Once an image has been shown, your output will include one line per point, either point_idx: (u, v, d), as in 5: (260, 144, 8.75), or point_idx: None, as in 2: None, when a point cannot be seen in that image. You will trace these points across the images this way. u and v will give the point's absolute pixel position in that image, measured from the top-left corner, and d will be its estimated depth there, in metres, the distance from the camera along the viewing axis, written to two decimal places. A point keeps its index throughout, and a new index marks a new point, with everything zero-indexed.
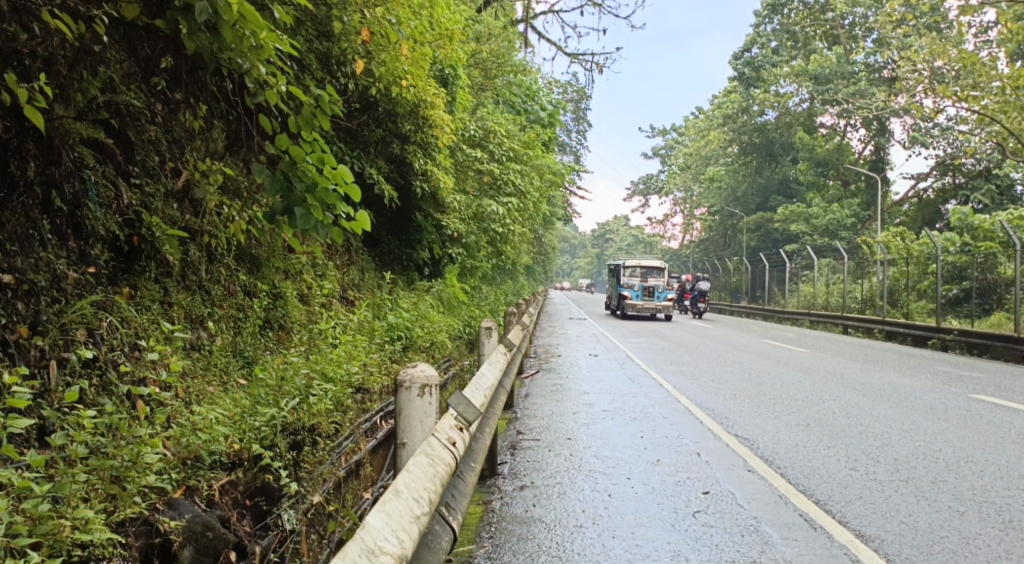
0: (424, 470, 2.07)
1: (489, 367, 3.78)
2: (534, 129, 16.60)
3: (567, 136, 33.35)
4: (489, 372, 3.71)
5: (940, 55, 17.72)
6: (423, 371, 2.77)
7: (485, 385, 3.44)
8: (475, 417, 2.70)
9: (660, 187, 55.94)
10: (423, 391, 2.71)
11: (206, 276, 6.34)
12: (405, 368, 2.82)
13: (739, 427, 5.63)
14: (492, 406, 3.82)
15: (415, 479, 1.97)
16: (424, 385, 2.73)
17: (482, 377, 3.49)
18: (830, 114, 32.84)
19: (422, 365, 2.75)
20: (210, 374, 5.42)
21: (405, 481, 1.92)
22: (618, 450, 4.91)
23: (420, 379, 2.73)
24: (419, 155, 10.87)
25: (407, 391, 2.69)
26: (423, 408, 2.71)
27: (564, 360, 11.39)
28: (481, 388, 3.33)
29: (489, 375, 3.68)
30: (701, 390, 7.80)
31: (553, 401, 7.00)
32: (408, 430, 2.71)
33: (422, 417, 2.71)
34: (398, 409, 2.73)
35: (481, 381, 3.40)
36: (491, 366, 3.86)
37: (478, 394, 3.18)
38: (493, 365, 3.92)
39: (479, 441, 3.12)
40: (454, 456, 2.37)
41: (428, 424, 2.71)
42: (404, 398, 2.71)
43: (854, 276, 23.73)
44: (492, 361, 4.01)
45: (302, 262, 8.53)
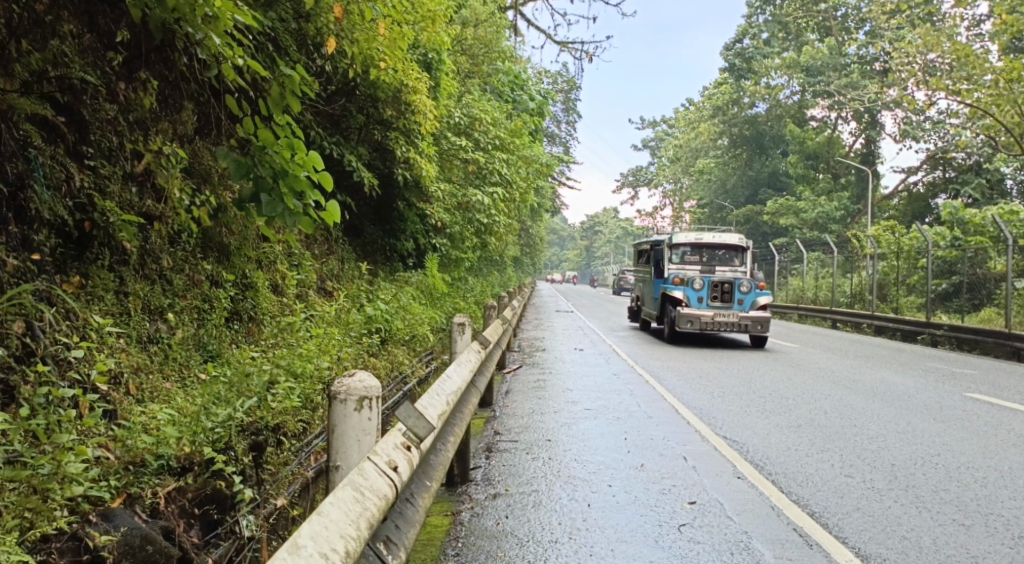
0: (346, 506, 1.75)
1: (455, 369, 3.45)
2: (522, 118, 16.21)
3: (556, 127, 32.98)
4: (455, 374, 3.38)
5: (934, 47, 17.43)
6: (363, 381, 2.40)
7: (449, 390, 3.08)
8: (426, 432, 2.40)
9: (649, 179, 55.53)
10: (359, 405, 2.36)
11: (167, 264, 5.97)
12: (342, 376, 2.45)
13: (728, 429, 5.37)
14: (460, 410, 3.50)
15: (333, 523, 1.64)
16: (361, 396, 2.37)
17: (447, 380, 3.16)
18: (822, 106, 32.66)
19: (361, 374, 2.38)
20: (167, 371, 5.07)
21: (320, 526, 1.59)
22: (599, 453, 4.63)
23: (358, 390, 2.36)
24: (401, 141, 10.49)
25: (340, 404, 2.35)
26: (360, 424, 2.36)
27: (549, 354, 11.12)
28: (444, 392, 3.00)
29: (456, 378, 3.35)
30: (688, 387, 7.54)
31: (534, 398, 6.71)
32: (343, 449, 2.36)
33: (360, 433, 2.37)
34: (332, 423, 2.36)
35: (444, 386, 3.06)
36: (459, 367, 3.54)
37: (438, 400, 2.85)
38: (460, 365, 3.60)
39: (438, 453, 2.80)
40: (393, 484, 2.05)
41: (368, 442, 2.37)
42: (337, 413, 2.36)
43: (843, 270, 23.57)
44: (460, 362, 3.68)
45: (275, 251, 8.17)
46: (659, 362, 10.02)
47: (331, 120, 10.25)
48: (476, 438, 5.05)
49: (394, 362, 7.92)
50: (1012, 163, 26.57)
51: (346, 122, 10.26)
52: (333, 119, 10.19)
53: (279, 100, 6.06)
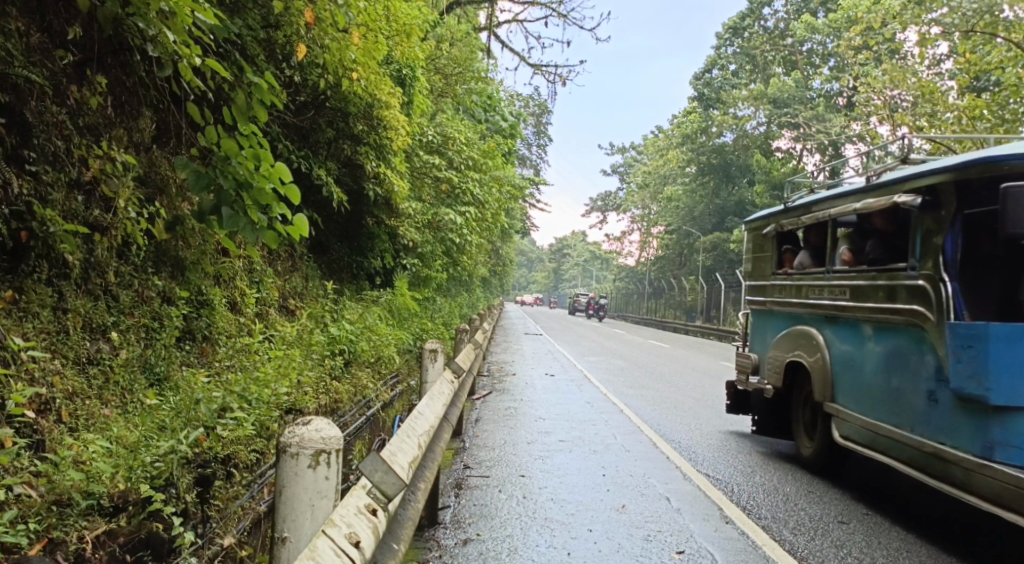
0: None
1: (427, 403, 3.14)
2: (495, 138, 16.03)
3: (527, 150, 32.96)
4: (427, 409, 3.06)
5: (900, 83, 17.78)
6: (320, 430, 2.06)
7: (421, 428, 2.77)
8: (395, 490, 2.13)
9: (618, 204, 55.88)
10: (314, 461, 2.02)
11: (113, 279, 5.53)
12: (293, 422, 2.09)
13: (710, 465, 5.13)
14: (433, 447, 3.18)
15: None
16: (318, 450, 2.03)
17: (419, 417, 2.85)
18: (787, 138, 33.30)
19: (318, 422, 2.04)
20: (107, 397, 4.62)
21: None
22: (577, 491, 4.34)
23: (317, 441, 2.03)
24: (371, 157, 10.22)
25: (291, 459, 2.01)
26: (316, 482, 2.02)
27: (519, 379, 10.84)
28: (417, 432, 2.70)
29: (429, 413, 3.04)
30: (664, 417, 7.32)
31: (506, 427, 6.40)
32: (293, 512, 2.02)
33: (316, 495, 2.02)
34: (281, 484, 2.01)
35: (416, 423, 2.75)
36: (431, 400, 3.23)
37: (410, 443, 2.54)
38: (433, 398, 3.28)
39: (408, 505, 2.48)
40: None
41: (324, 506, 2.04)
42: (286, 469, 2.01)
43: None
44: (433, 394, 3.37)
45: (235, 266, 7.74)
46: (632, 389, 9.77)
47: (299, 133, 9.91)
48: (444, 472, 4.70)
49: (359, 386, 7.52)
50: None
51: (315, 136, 9.94)
52: (302, 133, 9.85)
53: (245, 108, 5.75)
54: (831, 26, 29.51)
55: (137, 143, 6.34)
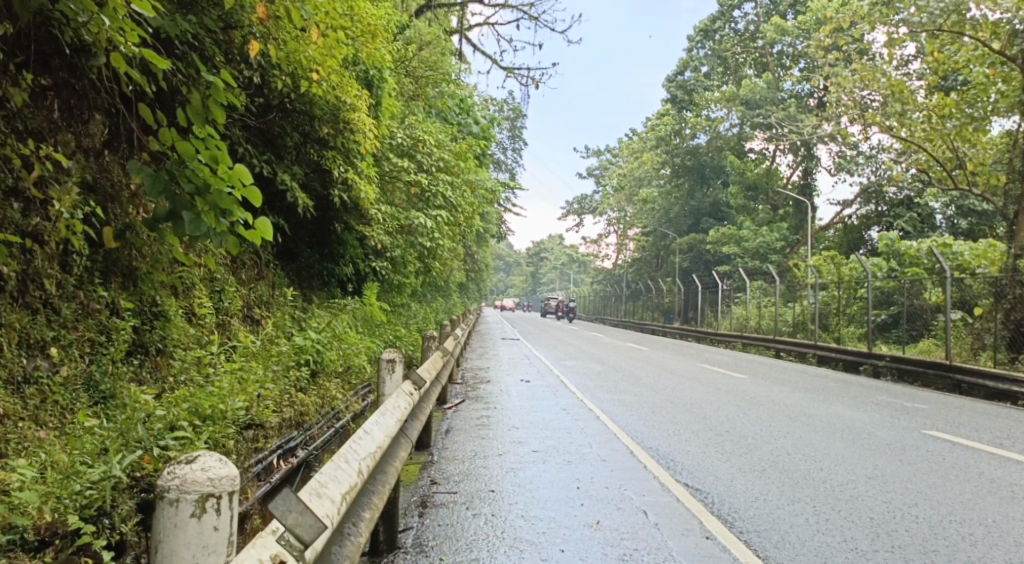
0: None
1: (377, 422, 2.85)
2: (467, 142, 15.75)
3: (502, 154, 32.76)
4: (376, 428, 2.79)
5: (871, 81, 17.81)
6: (208, 470, 1.74)
7: (363, 452, 2.49)
8: (315, 534, 1.81)
9: (594, 208, 55.91)
10: (198, 509, 1.70)
11: (55, 291, 5.18)
12: (177, 462, 1.78)
13: (689, 475, 4.93)
14: (386, 469, 2.90)
15: None
16: (205, 495, 1.71)
17: (362, 439, 2.57)
18: (760, 139, 33.49)
19: (204, 461, 1.72)
20: (45, 418, 4.32)
21: None
22: (549, 506, 4.10)
23: (203, 483, 1.71)
24: (338, 161, 9.91)
25: (169, 508, 1.68)
26: (201, 533, 1.70)
27: (494, 386, 10.63)
28: (356, 456, 2.42)
29: (377, 433, 2.76)
30: (642, 423, 7.12)
31: (477, 438, 6.16)
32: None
33: (201, 551, 1.69)
34: (158, 540, 1.69)
35: (356, 446, 2.47)
36: (382, 418, 2.95)
37: (344, 471, 2.25)
38: (385, 414, 3.01)
39: (345, 542, 2.16)
40: None
41: (212, 562, 1.71)
42: (163, 519, 1.70)
43: (785, 299, 23.89)
44: (385, 410, 3.09)
45: (194, 275, 7.39)
46: (608, 394, 9.59)
47: (263, 138, 9.60)
48: (407, 489, 4.43)
49: (326, 397, 7.22)
50: (941, 196, 27.63)
51: (280, 140, 9.63)
52: (265, 136, 9.52)
53: (198, 109, 5.47)
54: (802, 27, 29.72)
55: (86, 148, 6.08)
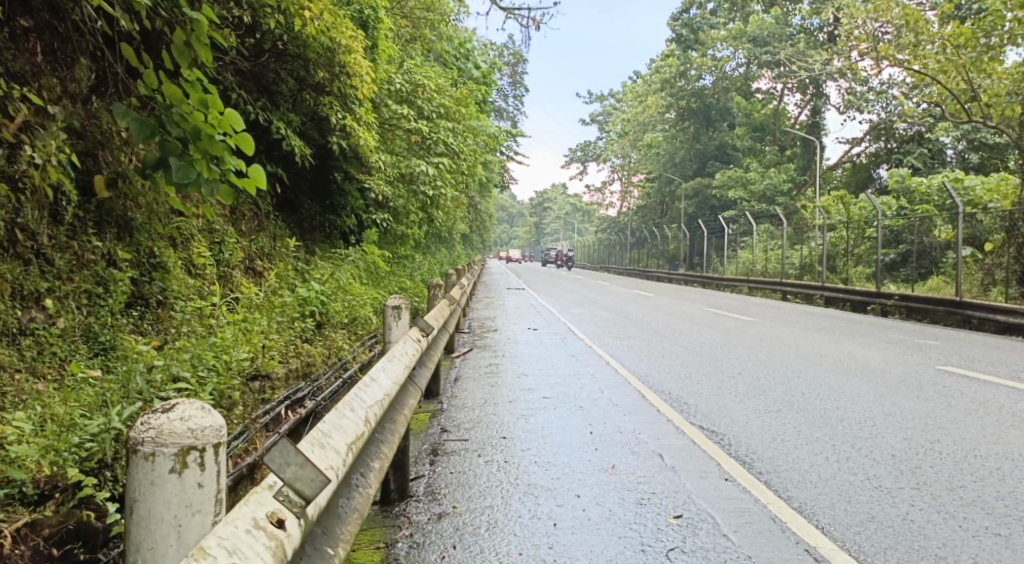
0: None
1: (384, 369, 2.71)
2: (467, 86, 15.31)
3: (504, 101, 32.06)
4: (383, 375, 2.64)
5: (883, 13, 17.13)
6: (188, 421, 1.50)
7: (370, 400, 2.35)
8: (319, 489, 1.67)
9: (598, 154, 55.09)
10: (178, 465, 1.46)
11: (45, 241, 4.98)
12: (151, 409, 1.53)
13: (703, 418, 4.84)
14: (395, 416, 2.77)
15: None
16: (186, 448, 1.47)
17: (369, 386, 2.43)
18: (767, 78, 32.67)
19: (186, 410, 1.48)
20: (44, 370, 4.18)
21: None
22: (562, 451, 4.01)
23: (183, 435, 1.46)
24: (336, 107, 9.59)
25: (145, 464, 1.45)
26: (183, 492, 1.47)
27: (501, 334, 10.53)
28: (363, 404, 2.28)
29: (384, 380, 2.62)
30: (653, 368, 7.02)
31: (486, 385, 6.07)
32: (153, 533, 1.48)
33: (183, 511, 1.47)
34: (132, 500, 1.46)
35: (362, 393, 2.33)
36: (389, 364, 2.81)
37: (350, 420, 2.10)
38: (391, 361, 2.86)
39: (353, 494, 2.04)
40: None
41: (198, 522, 1.49)
42: (138, 475, 1.46)
43: (792, 241, 23.65)
44: (392, 357, 2.95)
45: (192, 227, 7.21)
46: (617, 340, 9.49)
47: (257, 83, 9.26)
48: (417, 438, 4.33)
49: (332, 348, 7.12)
50: (952, 132, 27.05)
51: (276, 86, 9.30)
52: (257, 79, 9.17)
53: (184, 50, 5.19)
54: None
55: (75, 93, 5.87)
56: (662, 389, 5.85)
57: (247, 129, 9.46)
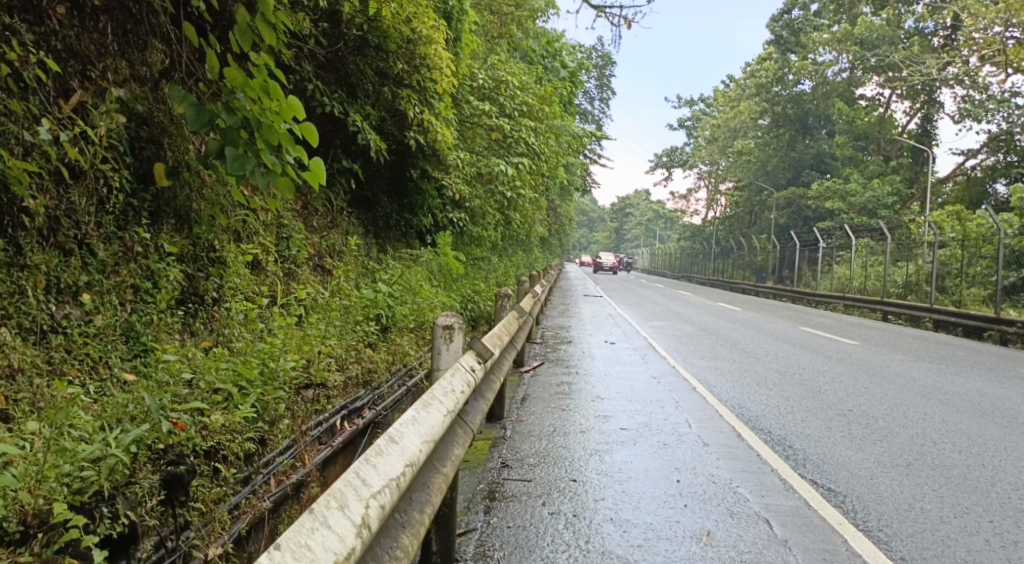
0: None
1: (410, 422, 2.16)
2: (553, 85, 14.69)
3: (589, 104, 31.31)
4: (410, 434, 2.10)
5: (1017, 12, 15.30)
6: None
7: (377, 484, 1.80)
8: None
9: (684, 161, 53.21)
10: None
11: (91, 230, 4.65)
12: None
13: (818, 470, 4.03)
14: (430, 478, 2.23)
15: None
16: None
17: (384, 458, 1.89)
18: (874, 84, 30.48)
19: None
20: (71, 372, 3.84)
21: None
22: (645, 506, 3.32)
23: None
24: (413, 101, 9.10)
25: None
26: None
27: (576, 348, 9.86)
28: (362, 495, 1.72)
29: (411, 443, 2.07)
30: (750, 398, 6.17)
31: (557, 410, 5.41)
32: None
33: None
34: None
35: (366, 474, 1.78)
36: (422, 414, 2.26)
37: (325, 533, 1.53)
38: (428, 407, 2.33)
39: None
40: None
41: None
42: None
43: (896, 258, 21.83)
44: (430, 401, 2.40)
45: (254, 221, 6.84)
46: (704, 361, 8.64)
47: (336, 74, 8.83)
48: (473, 473, 3.75)
49: (397, 353, 6.66)
50: None
51: (356, 79, 8.94)
52: (334, 69, 8.78)
53: (247, 30, 4.77)
54: None
55: (144, 77, 5.57)
56: (763, 428, 5.02)
57: (324, 122, 9.13)
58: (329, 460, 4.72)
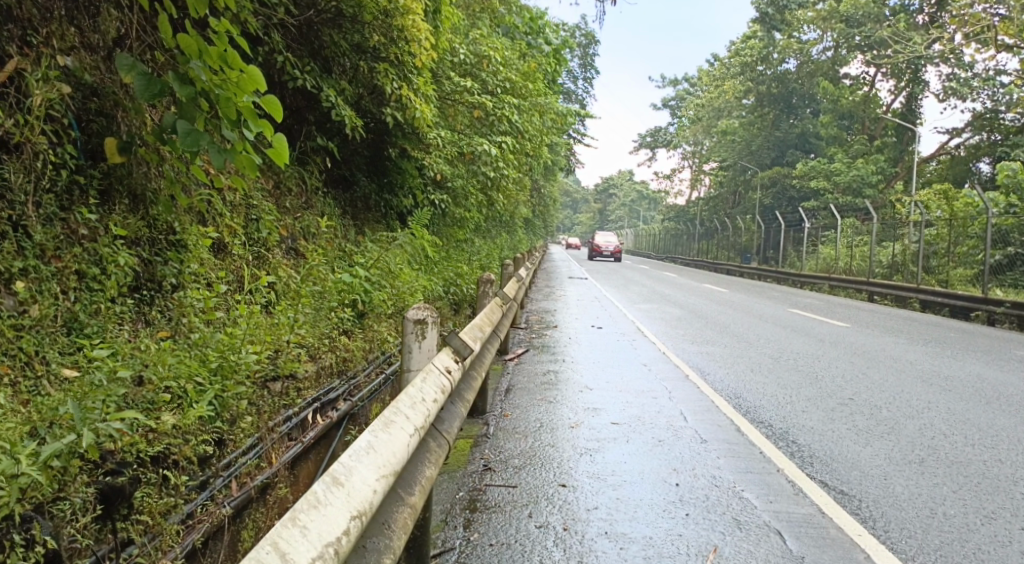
0: None
1: (360, 455, 1.82)
2: (537, 60, 14.22)
3: (573, 84, 30.82)
4: (359, 471, 1.77)
5: None
6: None
7: (309, 553, 1.44)
8: None
9: (669, 140, 52.84)
10: None
11: (31, 209, 4.22)
12: None
13: (826, 469, 3.72)
14: (390, 518, 1.89)
15: None
16: None
17: (319, 514, 1.53)
18: (859, 62, 30.17)
19: None
20: (1, 371, 3.42)
21: None
22: (644, 516, 2.99)
23: None
24: (391, 76, 8.61)
25: None
26: None
27: (563, 333, 9.51)
28: None
29: (361, 483, 1.74)
30: (746, 387, 5.86)
31: (544, 402, 5.06)
32: None
33: None
34: None
35: (294, 541, 1.42)
36: (375, 444, 1.90)
37: None
38: (382, 432, 1.98)
39: None
40: None
41: None
42: None
43: (881, 238, 21.68)
44: (390, 422, 2.06)
45: (219, 201, 6.36)
46: (695, 346, 8.35)
47: (309, 47, 8.39)
48: (452, 478, 3.41)
49: (375, 340, 6.30)
50: None
51: (330, 51, 8.45)
52: (306, 41, 8.34)
53: None
54: None
55: (94, 45, 5.05)
56: (764, 420, 4.71)
57: (297, 97, 8.64)
58: (299, 458, 4.36)
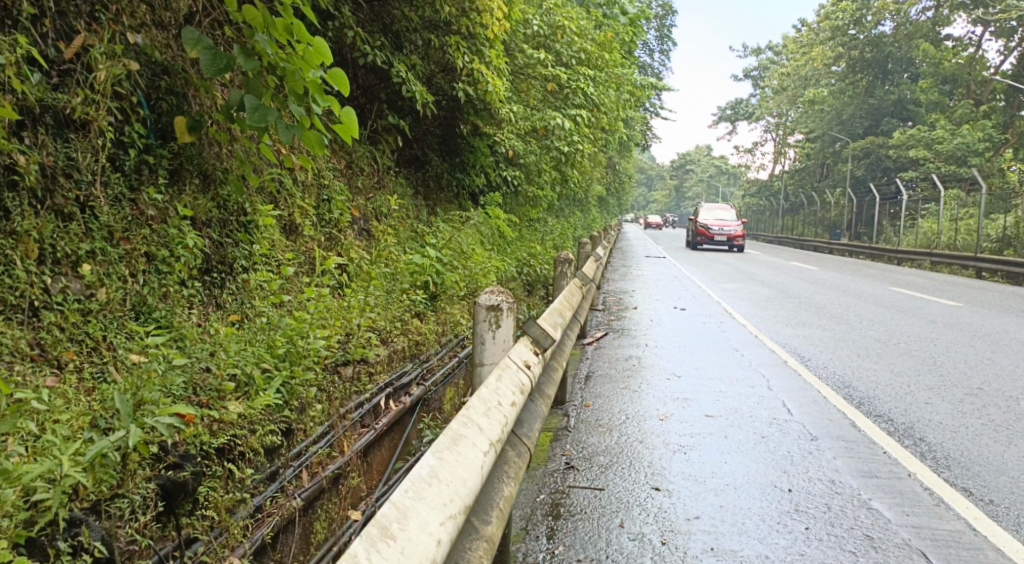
0: None
1: (420, 492, 1.51)
2: (613, 29, 13.57)
3: (649, 56, 29.60)
4: (418, 513, 1.45)
5: None
6: None
7: None
8: None
9: (750, 113, 50.63)
10: None
11: (99, 193, 4.10)
12: None
13: (966, 475, 3.16)
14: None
15: None
16: None
17: None
18: (964, 21, 27.77)
19: None
20: (66, 358, 3.35)
21: None
22: (755, 532, 2.56)
23: None
24: (462, 50, 8.23)
25: None
26: None
27: (643, 315, 9.02)
28: None
29: (420, 531, 1.42)
30: (853, 375, 5.27)
31: (628, 392, 4.66)
32: None
33: None
34: None
35: None
36: (438, 477, 1.57)
37: None
38: (446, 454, 1.67)
39: None
40: None
41: None
42: None
43: (990, 211, 19.90)
44: (459, 442, 1.74)
45: (288, 181, 6.21)
46: (788, 328, 7.73)
47: (379, 22, 8.13)
48: (532, 478, 3.08)
49: (448, 323, 6.08)
50: None
51: (399, 25, 8.17)
52: (377, 17, 8.09)
53: None
54: None
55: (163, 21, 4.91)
56: (880, 414, 4.15)
57: (369, 74, 8.41)
58: (372, 447, 4.15)
